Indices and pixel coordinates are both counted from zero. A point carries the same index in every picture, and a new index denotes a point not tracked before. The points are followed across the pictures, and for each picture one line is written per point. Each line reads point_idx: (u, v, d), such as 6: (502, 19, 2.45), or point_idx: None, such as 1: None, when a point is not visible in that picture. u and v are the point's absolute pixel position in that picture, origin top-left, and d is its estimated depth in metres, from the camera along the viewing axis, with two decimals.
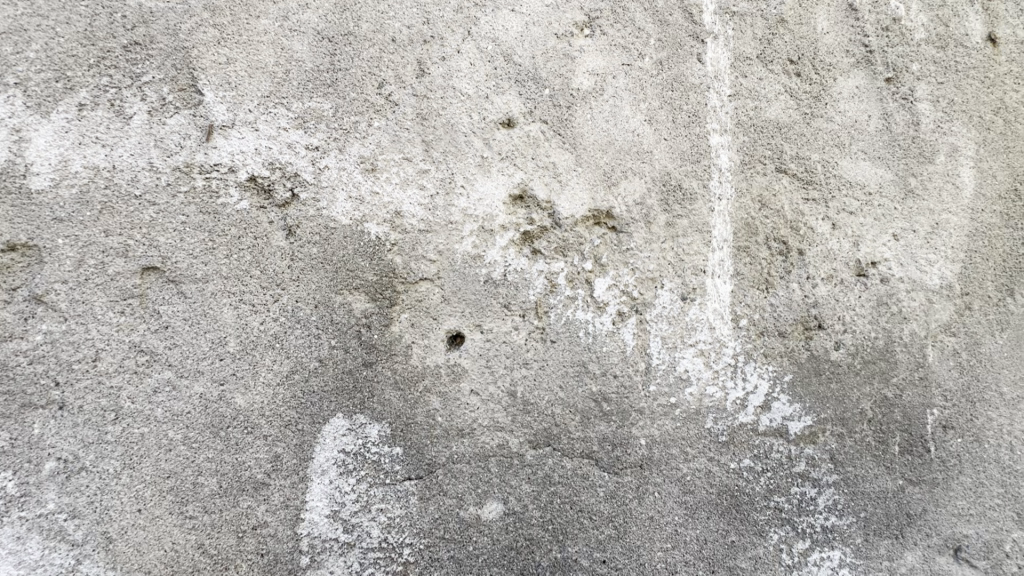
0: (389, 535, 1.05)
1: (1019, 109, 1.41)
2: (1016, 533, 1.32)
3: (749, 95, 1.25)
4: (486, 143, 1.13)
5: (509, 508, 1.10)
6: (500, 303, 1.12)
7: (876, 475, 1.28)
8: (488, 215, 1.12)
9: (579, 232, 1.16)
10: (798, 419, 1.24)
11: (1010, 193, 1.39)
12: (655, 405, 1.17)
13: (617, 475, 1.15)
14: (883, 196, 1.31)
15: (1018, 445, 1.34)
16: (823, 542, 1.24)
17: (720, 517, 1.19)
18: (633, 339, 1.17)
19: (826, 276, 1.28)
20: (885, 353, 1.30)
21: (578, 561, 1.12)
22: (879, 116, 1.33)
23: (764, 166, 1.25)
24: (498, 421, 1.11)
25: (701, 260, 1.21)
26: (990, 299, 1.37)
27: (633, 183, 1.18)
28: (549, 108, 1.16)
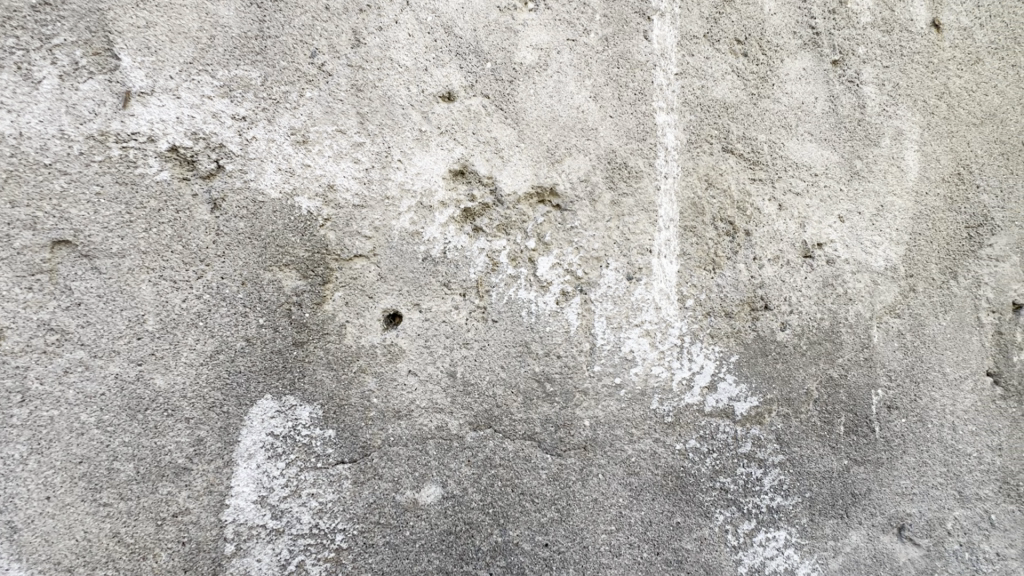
0: (321, 521, 1.01)
1: (961, 94, 1.44)
2: (956, 511, 1.36)
3: (696, 75, 1.24)
4: (426, 117, 1.09)
5: (448, 491, 1.07)
6: (439, 282, 1.09)
7: (822, 456, 1.28)
8: (427, 191, 1.09)
9: (522, 210, 1.14)
10: (744, 400, 1.24)
11: (953, 178, 1.42)
12: (599, 386, 1.16)
13: (560, 457, 1.13)
14: (829, 177, 1.32)
15: (959, 425, 1.39)
16: (769, 522, 1.24)
17: (666, 499, 1.18)
18: (578, 319, 1.15)
19: (772, 256, 1.28)
20: (831, 334, 1.31)
21: (519, 544, 1.09)
22: (826, 98, 1.33)
23: (711, 146, 1.24)
24: (437, 403, 1.08)
25: (647, 239, 1.20)
26: (934, 281, 1.39)
27: (577, 160, 1.16)
28: (491, 82, 1.13)
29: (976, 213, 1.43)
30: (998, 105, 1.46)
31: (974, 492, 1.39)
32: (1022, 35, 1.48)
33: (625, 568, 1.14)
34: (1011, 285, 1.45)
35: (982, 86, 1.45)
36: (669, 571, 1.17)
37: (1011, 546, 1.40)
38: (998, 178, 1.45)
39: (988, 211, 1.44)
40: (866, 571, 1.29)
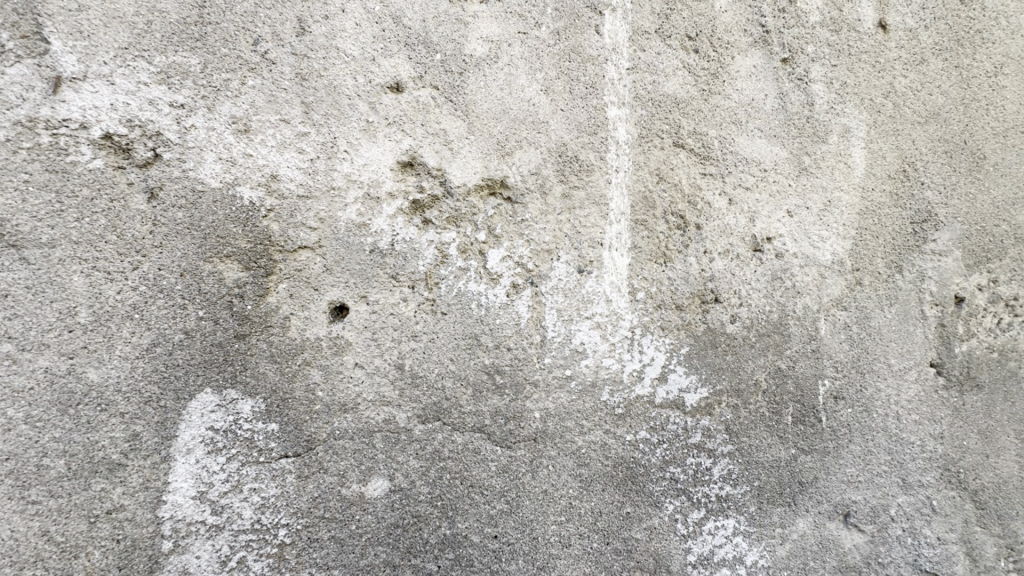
0: (263, 516, 1.00)
1: (907, 93, 1.48)
2: (900, 497, 1.41)
3: (647, 70, 1.25)
4: (373, 108, 1.08)
5: (395, 485, 1.06)
6: (387, 274, 1.08)
7: (770, 445, 1.31)
8: (374, 181, 1.08)
9: (472, 202, 1.14)
10: (694, 391, 1.26)
11: (898, 175, 1.46)
12: (550, 378, 1.16)
13: (510, 449, 1.13)
14: (777, 173, 1.35)
15: (903, 414, 1.43)
16: (718, 511, 1.26)
17: (616, 489, 1.19)
18: (528, 312, 1.15)
19: (722, 250, 1.30)
20: (780, 327, 1.33)
21: (468, 537, 1.09)
22: (776, 95, 1.36)
23: (662, 140, 1.26)
24: (384, 396, 1.07)
25: (599, 232, 1.21)
26: (879, 275, 1.43)
27: (528, 153, 1.16)
28: (441, 74, 1.12)
29: (920, 209, 1.48)
30: (942, 105, 1.51)
31: (917, 479, 1.43)
32: (964, 37, 1.54)
33: (574, 558, 1.15)
34: (953, 279, 1.50)
35: (927, 86, 1.50)
36: (618, 561, 1.18)
37: (950, 530, 1.45)
38: (941, 175, 1.50)
39: (932, 207, 1.49)
40: (812, 557, 1.33)
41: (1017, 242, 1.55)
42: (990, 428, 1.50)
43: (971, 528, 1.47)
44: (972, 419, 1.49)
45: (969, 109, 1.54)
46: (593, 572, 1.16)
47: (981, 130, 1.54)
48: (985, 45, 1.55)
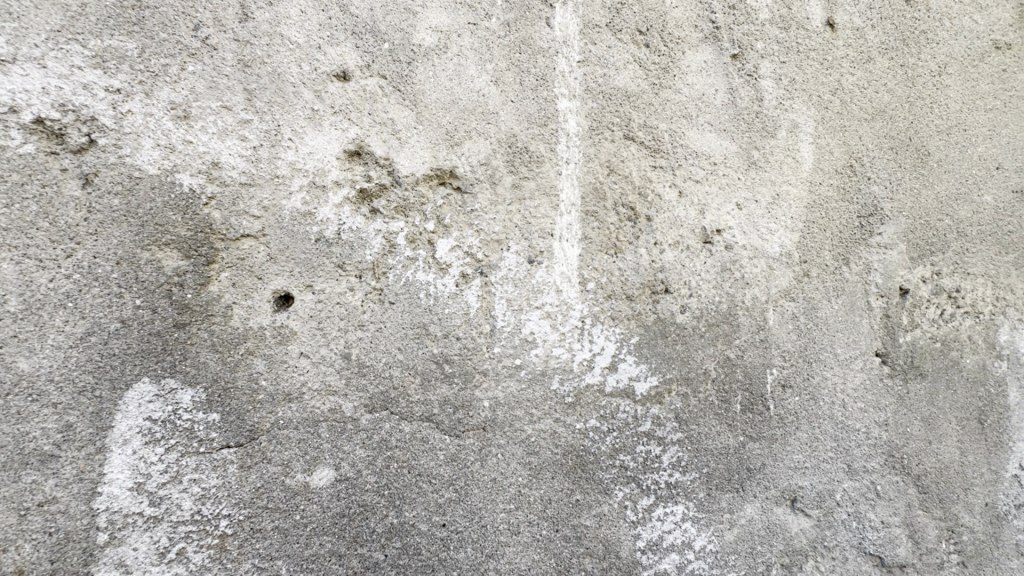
0: (203, 507, 0.99)
1: (854, 91, 1.52)
2: (845, 483, 1.45)
3: (598, 63, 1.27)
4: (318, 96, 1.08)
5: (341, 474, 1.06)
6: (333, 263, 1.08)
7: (718, 433, 1.34)
8: (319, 170, 1.07)
9: (421, 192, 1.14)
10: (644, 380, 1.28)
11: (846, 170, 1.51)
12: (499, 367, 1.17)
13: (459, 438, 1.14)
14: (727, 166, 1.38)
15: (849, 402, 1.47)
16: (667, 497, 1.29)
17: (565, 477, 1.21)
18: (477, 302, 1.16)
19: (672, 242, 1.32)
20: (729, 317, 1.36)
21: (415, 525, 1.10)
22: (725, 91, 1.39)
23: (612, 133, 1.28)
24: (330, 385, 1.07)
25: (549, 223, 1.22)
26: (827, 267, 1.47)
27: (477, 144, 1.17)
28: (389, 62, 1.12)
29: (867, 203, 1.52)
30: (888, 102, 1.56)
31: (862, 464, 1.48)
32: (909, 37, 1.59)
33: (523, 545, 1.16)
34: (898, 272, 1.55)
35: (873, 84, 1.54)
36: (568, 547, 1.20)
37: (894, 514, 1.50)
38: (887, 171, 1.55)
39: (878, 201, 1.53)
40: (759, 541, 1.36)
41: (958, 236, 1.62)
42: (933, 415, 1.56)
43: (914, 512, 1.53)
44: (916, 407, 1.54)
45: (914, 107, 1.59)
46: (542, 559, 1.18)
47: (925, 127, 1.60)
48: (930, 45, 1.61)
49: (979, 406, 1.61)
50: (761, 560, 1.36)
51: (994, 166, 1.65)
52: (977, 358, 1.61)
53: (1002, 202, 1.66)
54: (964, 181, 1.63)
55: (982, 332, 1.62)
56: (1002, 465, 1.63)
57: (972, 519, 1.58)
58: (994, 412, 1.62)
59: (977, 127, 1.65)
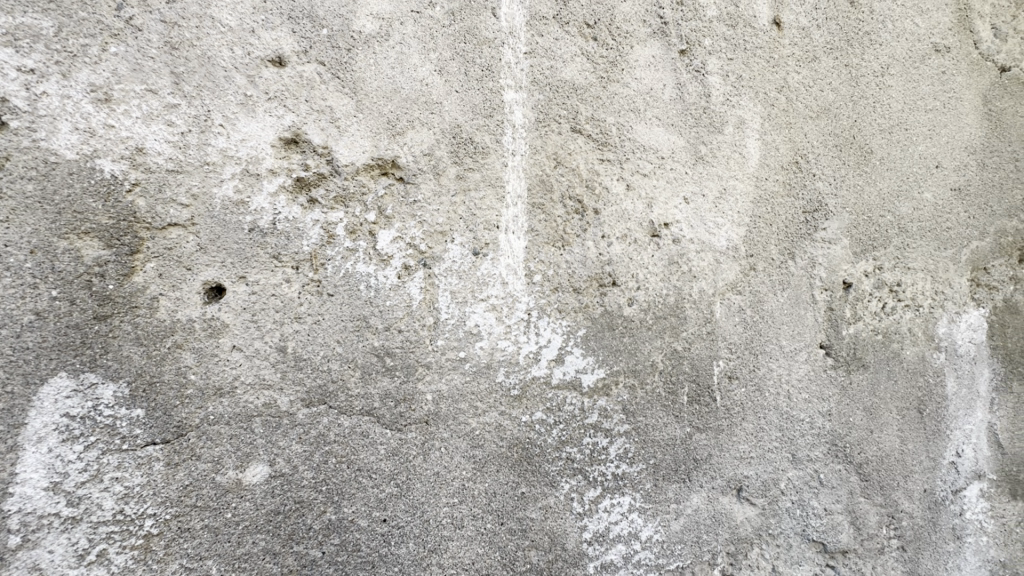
0: (126, 507, 0.95)
1: (799, 89, 1.56)
2: (789, 471, 1.49)
3: (545, 55, 1.27)
4: (252, 81, 1.05)
5: (276, 470, 1.03)
6: (268, 254, 1.05)
7: (665, 424, 1.35)
8: (253, 157, 1.04)
9: (361, 182, 1.12)
10: (591, 372, 1.29)
11: (791, 166, 1.54)
12: (443, 359, 1.16)
13: (400, 432, 1.12)
14: (674, 161, 1.39)
15: (793, 393, 1.51)
16: (614, 488, 1.29)
17: (511, 470, 1.20)
18: (420, 294, 1.15)
19: (620, 235, 1.33)
20: (676, 310, 1.38)
21: (354, 522, 1.08)
22: (673, 86, 1.40)
23: (560, 125, 1.28)
24: (265, 379, 1.04)
25: (494, 215, 1.21)
26: (773, 261, 1.50)
27: (420, 134, 1.16)
28: (327, 48, 1.09)
29: (812, 199, 1.56)
30: (832, 101, 1.60)
31: (806, 454, 1.51)
32: (853, 37, 1.63)
33: (467, 539, 1.15)
34: (841, 266, 1.59)
35: (818, 83, 1.58)
36: (513, 541, 1.19)
37: (836, 501, 1.55)
38: (831, 167, 1.59)
39: (823, 197, 1.57)
40: (705, 531, 1.38)
41: (900, 231, 1.67)
42: (874, 405, 1.61)
43: (856, 499, 1.58)
44: (858, 397, 1.59)
45: (858, 106, 1.63)
46: (487, 552, 1.17)
47: (869, 125, 1.64)
48: (873, 46, 1.66)
49: (919, 396, 1.67)
50: (707, 548, 1.39)
51: (933, 164, 1.72)
52: (917, 349, 1.67)
53: (941, 200, 1.73)
54: (905, 179, 1.68)
55: (922, 324, 1.69)
56: (940, 452, 1.69)
57: (912, 505, 1.64)
58: (933, 401, 1.69)
59: (918, 127, 1.71)
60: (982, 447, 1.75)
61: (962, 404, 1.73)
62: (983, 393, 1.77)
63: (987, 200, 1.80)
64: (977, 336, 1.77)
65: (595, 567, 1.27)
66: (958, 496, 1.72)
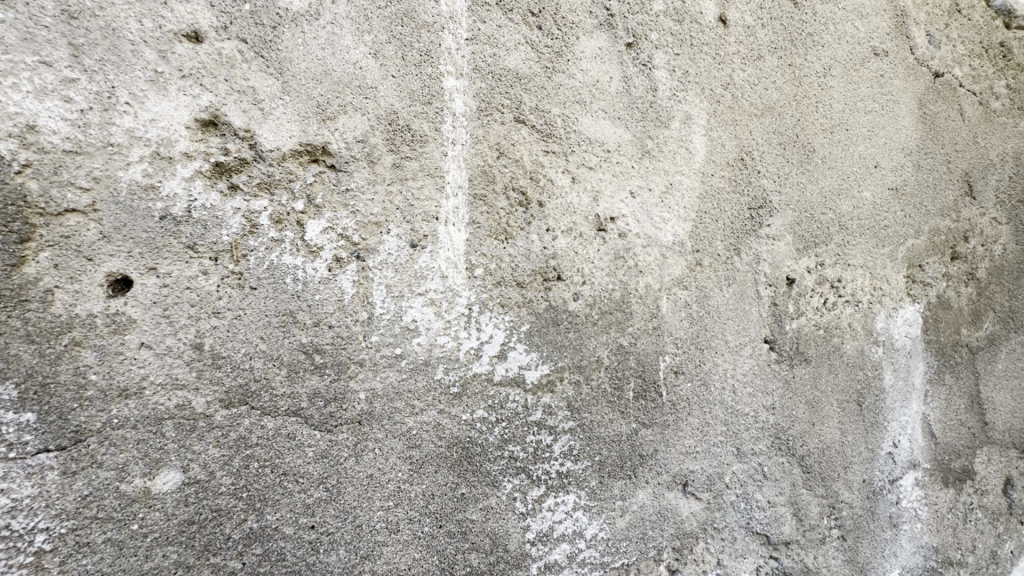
0: (13, 521, 0.86)
1: (744, 87, 1.57)
2: (734, 465, 1.50)
3: (487, 42, 1.23)
4: (163, 57, 0.97)
5: (190, 477, 0.96)
6: (181, 244, 0.97)
7: (611, 420, 1.34)
8: (164, 139, 0.97)
9: (288, 169, 1.05)
10: (534, 368, 1.26)
11: (736, 163, 1.55)
12: (377, 357, 1.10)
13: (331, 433, 1.06)
14: (620, 154, 1.38)
15: (738, 387, 1.52)
16: (558, 487, 1.27)
17: (450, 471, 1.16)
18: (353, 288, 1.09)
19: (565, 228, 1.31)
20: (622, 305, 1.36)
21: (279, 529, 1.01)
22: (619, 79, 1.39)
23: (502, 115, 1.24)
24: (178, 379, 0.96)
25: (433, 206, 1.17)
26: (719, 257, 1.51)
27: (353, 119, 1.10)
28: (249, 25, 1.03)
29: (757, 196, 1.58)
30: (776, 100, 1.62)
31: (750, 447, 1.53)
32: (797, 38, 1.66)
33: (403, 544, 1.11)
34: (785, 262, 1.62)
35: (763, 81, 1.60)
36: (452, 543, 1.15)
37: (779, 493, 1.57)
38: (775, 165, 1.61)
39: (767, 194, 1.59)
40: (651, 527, 1.38)
41: (841, 229, 1.72)
42: (816, 398, 1.64)
43: (798, 491, 1.60)
44: (801, 391, 1.62)
45: (801, 105, 1.66)
46: (424, 557, 1.13)
47: (812, 124, 1.68)
48: (816, 47, 1.69)
49: (858, 389, 1.71)
50: (652, 544, 1.38)
51: (872, 164, 1.78)
52: (856, 343, 1.72)
53: (879, 199, 1.78)
54: (845, 177, 1.73)
55: (861, 319, 1.73)
56: (878, 443, 1.75)
57: (851, 495, 1.69)
58: (871, 394, 1.74)
59: (857, 127, 1.76)
60: (916, 438, 1.83)
61: (899, 396, 1.80)
62: (917, 385, 1.83)
63: (921, 200, 1.87)
64: (913, 330, 1.84)
65: (539, 567, 1.24)
66: (895, 485, 1.78)
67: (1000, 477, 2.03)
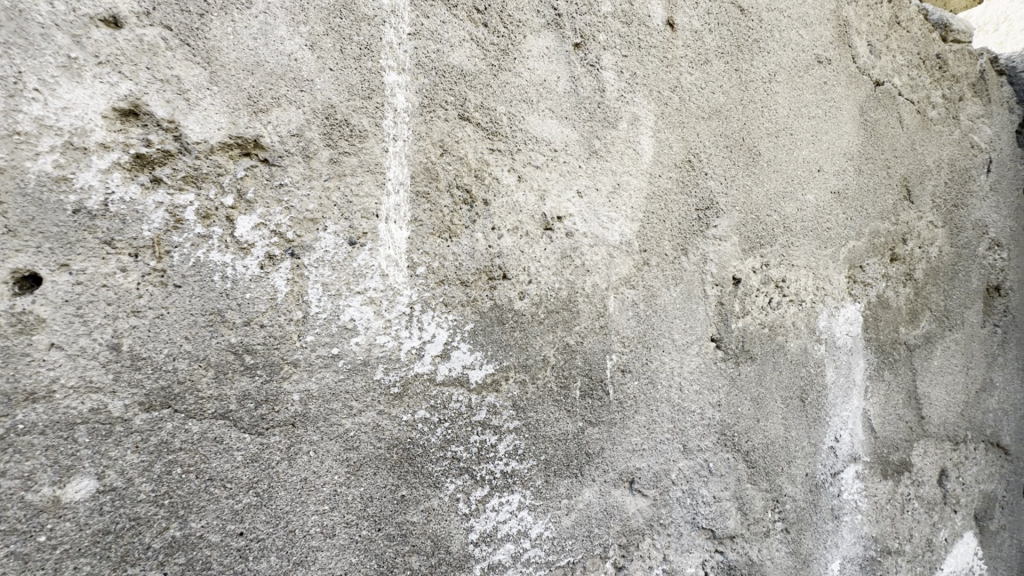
0: None
1: (692, 90, 1.60)
2: (680, 462, 1.52)
3: (431, 38, 1.21)
4: (78, 42, 0.92)
5: (105, 485, 0.91)
6: (97, 239, 0.93)
7: (557, 419, 1.34)
8: (78, 129, 0.92)
9: (217, 162, 1.01)
10: (479, 368, 1.25)
11: (684, 164, 1.58)
12: (313, 357, 1.08)
13: (262, 436, 1.03)
14: (567, 154, 1.38)
15: (685, 385, 1.55)
16: (502, 487, 1.26)
17: (390, 472, 1.14)
18: (287, 286, 1.06)
19: (511, 227, 1.30)
20: (568, 304, 1.37)
21: (204, 537, 0.98)
22: (567, 79, 1.39)
23: (446, 112, 1.23)
24: (93, 381, 0.91)
25: (373, 203, 1.14)
26: (666, 256, 1.53)
27: (288, 112, 1.07)
28: (174, 11, 0.98)
29: (704, 198, 1.61)
30: (723, 103, 1.66)
31: (696, 444, 1.56)
32: (743, 44, 1.70)
33: (339, 548, 1.08)
34: (731, 262, 1.65)
35: (710, 85, 1.64)
36: (392, 547, 1.14)
37: (725, 488, 1.61)
38: (722, 167, 1.65)
39: (714, 195, 1.63)
40: (596, 525, 1.39)
41: (785, 230, 1.77)
42: (761, 395, 1.69)
43: (743, 485, 1.64)
44: (746, 388, 1.66)
45: (747, 109, 1.70)
46: (362, 561, 1.11)
47: (757, 128, 1.72)
48: (762, 53, 1.74)
49: (802, 386, 1.77)
50: (598, 542, 1.39)
51: (816, 168, 1.84)
52: (800, 342, 1.77)
53: (822, 202, 1.85)
54: (790, 180, 1.78)
55: (804, 318, 1.79)
56: (821, 438, 1.81)
57: (794, 489, 1.74)
58: (814, 390, 1.79)
59: (801, 132, 1.81)
60: (857, 432, 1.90)
61: (841, 393, 1.86)
62: (858, 381, 1.90)
63: (862, 203, 1.94)
64: (853, 328, 1.91)
65: (482, 568, 1.24)
66: (837, 478, 1.84)
67: (935, 468, 2.13)
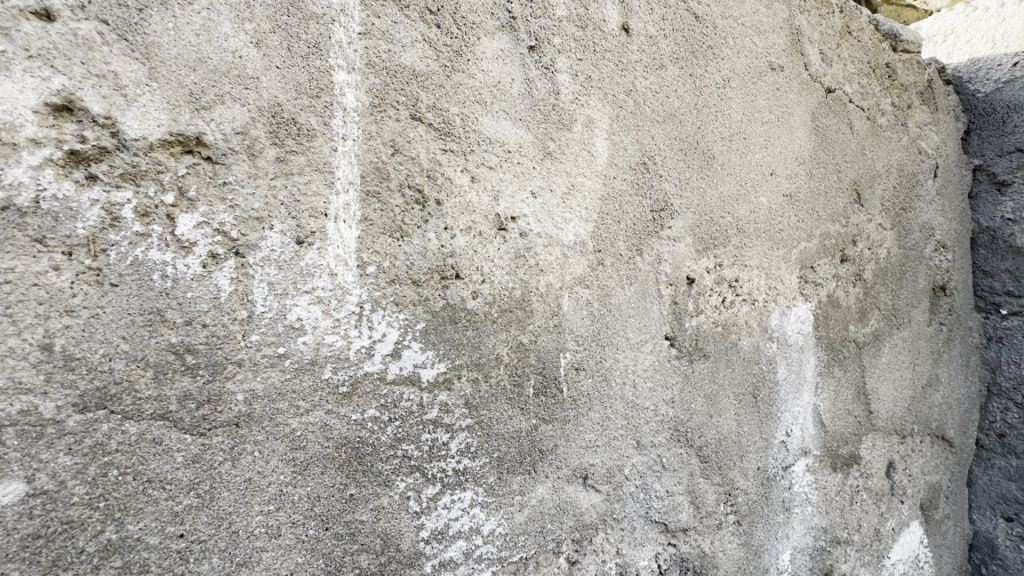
0: None
1: (647, 94, 1.64)
2: (633, 457, 1.56)
3: (382, 38, 1.22)
4: (7, 35, 0.89)
5: (35, 488, 0.89)
6: (28, 236, 0.90)
7: (510, 417, 1.36)
8: (6, 124, 0.89)
9: (156, 159, 1.00)
10: (430, 367, 1.25)
11: (638, 167, 1.61)
12: (258, 356, 1.07)
13: (204, 437, 1.02)
14: (521, 155, 1.40)
15: (638, 382, 1.58)
16: (454, 484, 1.28)
17: (338, 471, 1.14)
18: (231, 285, 1.05)
19: (464, 227, 1.32)
20: (522, 303, 1.39)
21: (142, 540, 0.97)
22: (521, 81, 1.41)
23: (397, 112, 1.23)
24: (23, 382, 0.89)
25: (322, 202, 1.14)
26: (621, 257, 1.57)
27: (232, 110, 1.06)
28: (110, 5, 0.97)
29: (658, 199, 1.65)
30: (677, 107, 1.70)
31: (650, 440, 1.60)
32: (698, 50, 1.75)
33: (284, 548, 1.09)
34: (684, 262, 1.70)
35: (665, 89, 1.67)
36: (340, 546, 1.14)
37: (678, 482, 1.65)
38: (677, 170, 1.69)
39: (668, 197, 1.67)
40: (549, 520, 1.41)
41: (738, 231, 1.82)
42: (714, 392, 1.74)
43: (696, 479, 1.69)
44: (699, 384, 1.70)
45: (701, 113, 1.75)
46: (308, 561, 1.11)
47: (711, 132, 1.77)
48: (715, 59, 1.78)
49: (754, 382, 1.82)
50: (551, 537, 1.42)
51: (768, 172, 1.89)
52: (752, 340, 1.83)
53: (774, 204, 1.91)
54: (743, 183, 1.83)
55: (756, 317, 1.85)
56: (772, 433, 1.87)
57: (746, 482, 1.80)
58: (765, 386, 1.85)
59: (754, 137, 1.87)
60: (807, 427, 1.97)
61: (791, 389, 1.93)
62: (808, 378, 1.97)
63: (813, 206, 2.02)
64: (804, 327, 1.97)
65: (433, 565, 1.25)
66: (788, 471, 1.91)
67: (882, 460, 2.22)
